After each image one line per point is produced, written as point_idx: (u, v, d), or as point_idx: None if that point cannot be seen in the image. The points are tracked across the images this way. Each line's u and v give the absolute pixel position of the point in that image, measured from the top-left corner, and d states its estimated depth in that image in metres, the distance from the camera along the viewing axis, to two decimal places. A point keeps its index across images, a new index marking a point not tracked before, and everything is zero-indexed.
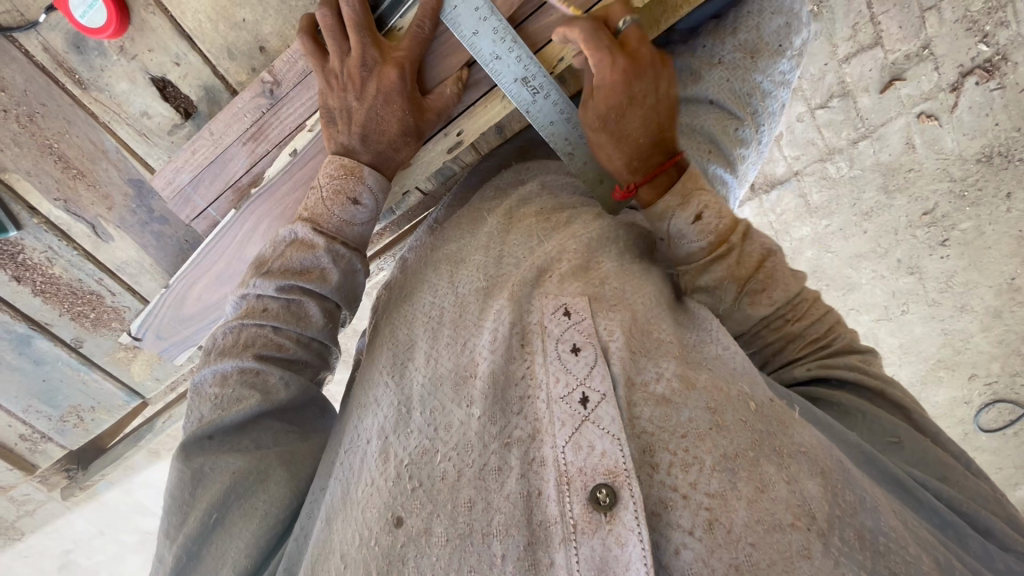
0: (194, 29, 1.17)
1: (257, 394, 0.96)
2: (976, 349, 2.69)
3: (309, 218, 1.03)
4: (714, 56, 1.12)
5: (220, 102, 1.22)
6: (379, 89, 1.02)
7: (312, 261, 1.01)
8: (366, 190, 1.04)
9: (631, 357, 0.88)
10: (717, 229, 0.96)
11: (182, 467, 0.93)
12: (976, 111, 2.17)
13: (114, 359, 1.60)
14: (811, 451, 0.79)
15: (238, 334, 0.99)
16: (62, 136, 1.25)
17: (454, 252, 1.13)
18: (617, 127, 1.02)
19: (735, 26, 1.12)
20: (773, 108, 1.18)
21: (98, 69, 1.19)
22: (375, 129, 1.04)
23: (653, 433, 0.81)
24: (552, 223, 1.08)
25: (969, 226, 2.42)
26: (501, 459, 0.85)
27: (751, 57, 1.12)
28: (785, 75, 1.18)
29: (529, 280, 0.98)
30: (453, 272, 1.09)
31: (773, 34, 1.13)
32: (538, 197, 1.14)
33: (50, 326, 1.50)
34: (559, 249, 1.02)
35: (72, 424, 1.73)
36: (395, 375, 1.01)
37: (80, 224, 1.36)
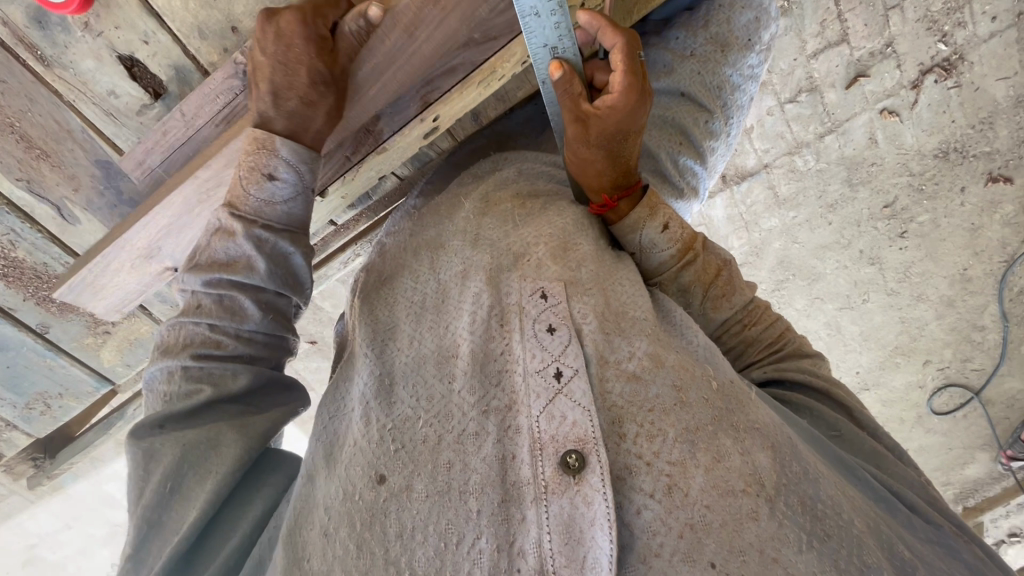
0: (163, 7, 1.08)
1: (205, 388, 0.97)
2: (931, 336, 2.82)
3: (229, 203, 0.98)
4: (686, 49, 1.13)
5: (191, 82, 1.15)
6: (276, 36, 0.94)
7: (237, 248, 0.97)
8: (281, 162, 0.97)
9: (605, 338, 0.92)
10: (682, 237, 1.03)
11: (134, 447, 0.97)
12: (935, 108, 2.28)
13: (81, 345, 1.53)
14: (764, 428, 0.85)
15: (179, 331, 1.00)
16: (20, 115, 1.16)
17: (436, 237, 1.14)
18: (613, 146, 0.97)
19: (706, 20, 1.14)
20: (742, 101, 1.16)
21: (62, 46, 1.09)
22: (282, 82, 0.95)
23: (622, 407, 0.86)
24: (532, 208, 1.10)
25: (925, 219, 2.53)
26: (479, 425, 0.89)
27: (721, 50, 1.13)
28: (754, 70, 1.16)
29: (506, 265, 1.01)
30: (433, 257, 1.11)
31: (743, 29, 1.14)
32: (514, 182, 1.16)
33: (12, 311, 1.41)
34: (536, 235, 1.03)
35: (39, 412, 1.63)
36: (374, 348, 1.03)
37: (44, 206, 1.27)
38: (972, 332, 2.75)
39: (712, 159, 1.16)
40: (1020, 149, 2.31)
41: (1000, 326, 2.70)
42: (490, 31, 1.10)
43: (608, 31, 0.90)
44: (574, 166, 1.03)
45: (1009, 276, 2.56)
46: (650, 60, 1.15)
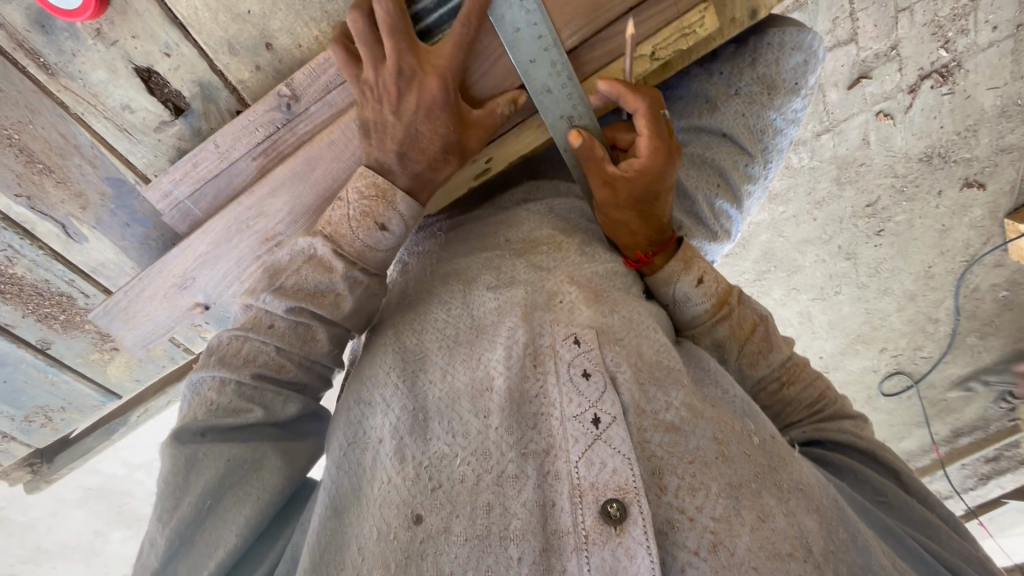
0: (188, 18, 0.90)
1: (258, 409, 0.88)
2: (890, 327, 2.93)
3: (329, 234, 0.83)
4: (731, 86, 1.12)
5: (218, 101, 0.97)
6: (419, 104, 0.82)
7: (326, 279, 0.85)
8: (396, 216, 0.82)
9: (641, 388, 0.95)
10: (716, 292, 1.08)
11: (172, 452, 0.84)
12: (927, 113, 2.32)
13: (87, 361, 1.23)
14: (806, 487, 0.93)
15: (241, 345, 0.88)
16: (20, 126, 0.93)
17: (469, 270, 1.12)
18: (647, 204, 1.02)
19: (754, 58, 1.12)
20: (780, 145, 1.18)
21: (70, 55, 0.90)
22: (414, 146, 0.84)
23: (661, 457, 0.90)
24: (569, 254, 1.11)
25: (902, 219, 2.60)
26: (518, 468, 0.89)
27: (767, 93, 1.12)
28: (796, 113, 1.17)
29: (541, 303, 1.03)
30: (466, 289, 1.09)
31: (791, 71, 1.13)
32: (546, 219, 1.17)
33: (11, 327, 1.14)
34: (571, 278, 1.07)
35: (38, 425, 1.30)
36: (405, 379, 0.99)
37: (46, 224, 1.03)
38: (928, 323, 2.87)
39: (747, 203, 1.17)
40: (1000, 157, 2.37)
41: (954, 319, 2.79)
42: None
43: (629, 95, 0.93)
44: (610, 224, 1.06)
45: (967, 275, 2.66)
46: (691, 94, 1.14)
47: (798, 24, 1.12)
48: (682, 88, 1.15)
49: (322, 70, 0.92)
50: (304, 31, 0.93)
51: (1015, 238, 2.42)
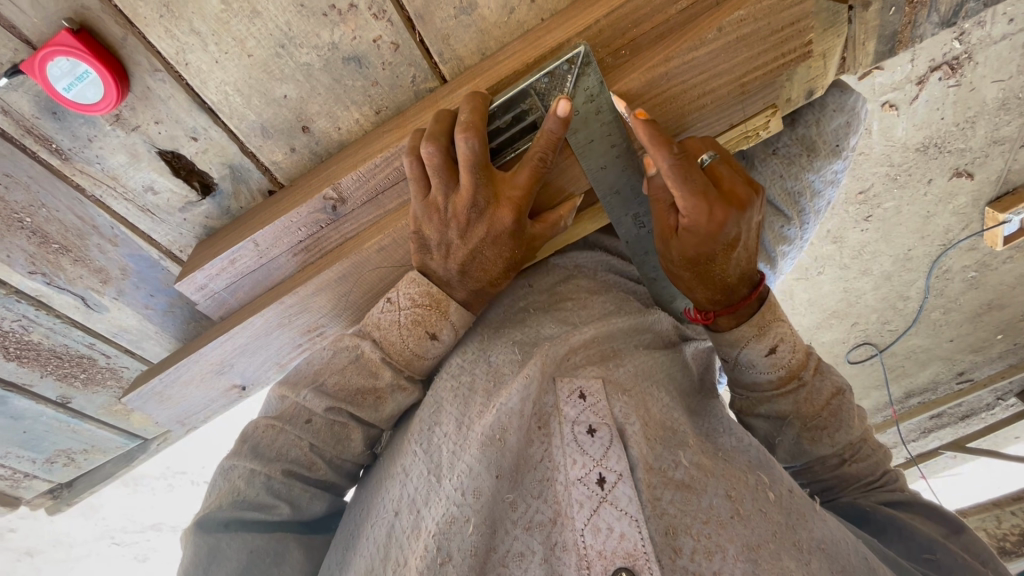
0: (220, 103, 0.84)
1: (284, 505, 0.89)
2: (863, 302, 2.44)
3: (377, 339, 0.88)
4: (770, 146, 1.11)
5: (249, 181, 0.94)
6: (488, 233, 0.81)
7: (370, 382, 0.89)
8: (449, 325, 0.87)
9: (650, 444, 0.96)
10: (788, 364, 1.05)
11: (197, 542, 0.85)
12: (931, 105, 1.84)
13: (110, 412, 1.23)
14: (828, 547, 0.93)
15: (275, 437, 0.91)
16: (31, 210, 0.90)
17: (501, 320, 1.11)
18: (704, 269, 0.93)
19: (794, 119, 1.11)
20: (818, 206, 1.17)
21: (85, 140, 0.85)
22: (477, 268, 0.85)
23: (674, 515, 0.90)
24: (592, 310, 1.09)
25: (891, 205, 2.12)
26: (524, 545, 0.89)
27: (807, 154, 1.11)
28: (836, 174, 1.15)
29: (555, 357, 1.01)
30: (486, 342, 1.08)
31: (833, 133, 1.11)
32: (573, 278, 1.15)
33: (30, 386, 1.11)
34: (595, 340, 1.05)
35: (61, 463, 1.31)
36: (422, 443, 1.00)
37: (65, 296, 1.01)
38: (899, 300, 2.40)
39: (781, 264, 1.18)
40: (990, 148, 1.93)
41: (923, 297, 2.37)
42: None
43: (652, 151, 0.80)
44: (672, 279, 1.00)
45: (943, 258, 2.24)
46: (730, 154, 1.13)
47: (843, 86, 1.10)
48: None
49: (368, 173, 0.85)
50: (346, 113, 0.89)
51: (994, 226, 2.06)
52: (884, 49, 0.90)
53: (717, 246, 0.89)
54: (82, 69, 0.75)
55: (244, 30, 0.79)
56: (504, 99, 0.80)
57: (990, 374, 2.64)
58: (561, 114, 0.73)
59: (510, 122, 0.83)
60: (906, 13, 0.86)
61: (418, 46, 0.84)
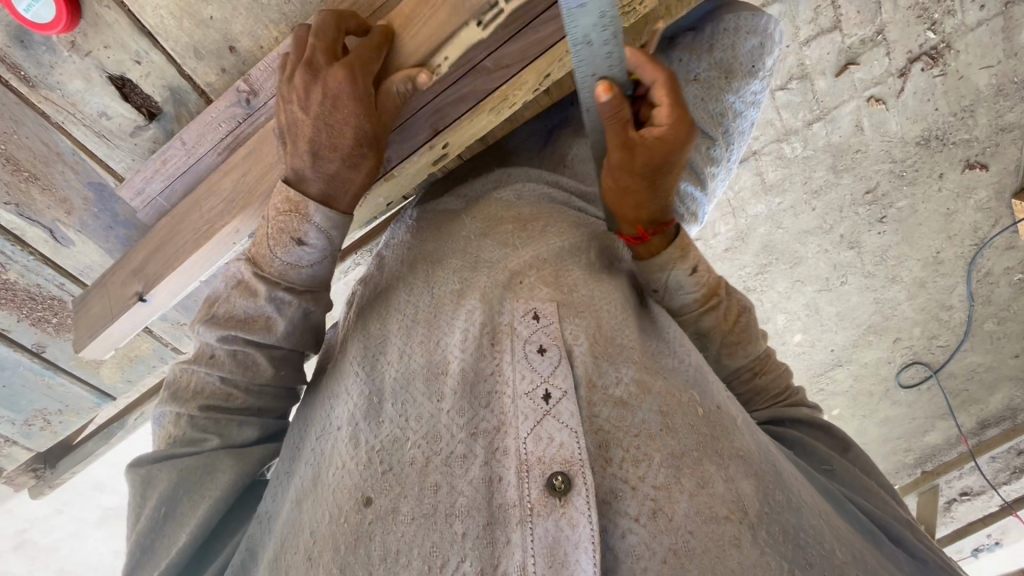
0: (156, 26, 0.86)
1: (212, 437, 0.93)
2: (902, 315, 2.70)
3: (252, 259, 0.89)
4: (690, 72, 1.14)
5: (188, 105, 0.93)
6: (325, 95, 0.82)
7: (254, 305, 0.89)
8: (314, 228, 0.86)
9: (594, 361, 0.91)
10: (707, 281, 1.04)
11: (134, 475, 0.93)
12: (920, 96, 2.23)
13: (80, 364, 1.28)
14: (746, 454, 0.88)
15: (191, 378, 0.94)
16: (5, 137, 0.93)
17: (446, 251, 1.10)
18: (654, 180, 0.93)
19: (711, 43, 1.15)
20: (741, 127, 1.21)
21: (47, 67, 0.87)
22: (326, 140, 0.83)
23: (609, 431, 0.84)
24: (533, 233, 1.09)
25: (905, 204, 2.46)
26: (467, 447, 0.85)
27: (725, 77, 1.15)
28: (755, 96, 1.21)
29: (501, 282, 0.99)
30: (429, 272, 1.08)
31: (747, 54, 1.17)
32: (516, 205, 1.15)
33: (5, 331, 1.18)
34: (536, 259, 1.04)
35: (38, 428, 1.36)
36: (366, 367, 0.98)
37: (35, 229, 1.04)
38: (941, 311, 2.66)
39: (712, 185, 1.21)
40: (999, 136, 2.28)
41: (969, 306, 2.62)
42: (501, 60, 1.00)
43: (646, 66, 0.83)
44: (609, 194, 0.97)
45: (978, 259, 2.51)
46: None
47: (752, 9, 1.16)
48: None
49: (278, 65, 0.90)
50: (267, 34, 0.90)
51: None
52: None
53: (667, 160, 0.90)
54: None
55: None
56: None
57: None
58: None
59: None
60: None
61: None
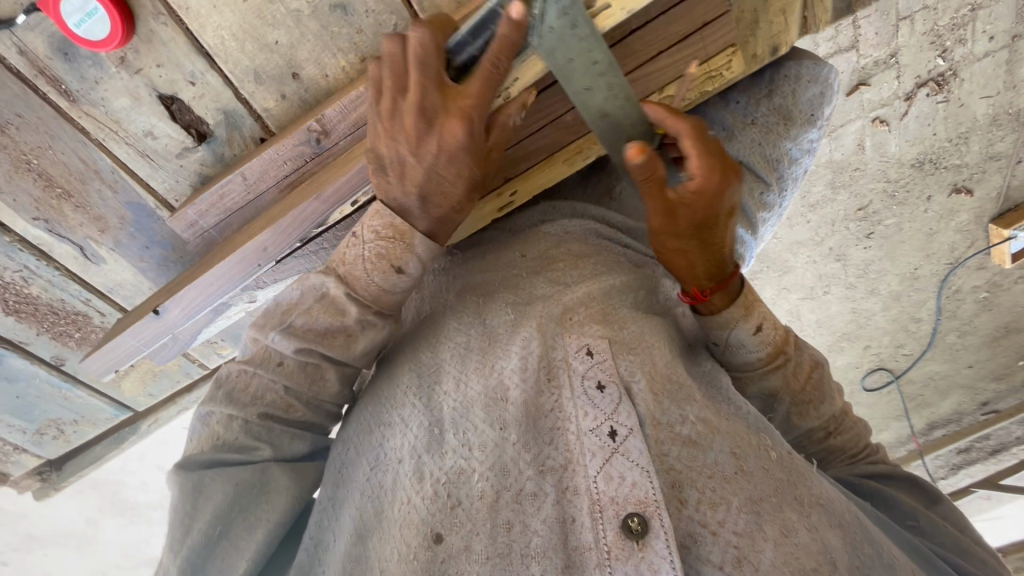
0: (216, 47, 0.84)
1: (265, 447, 0.81)
2: (874, 325, 2.40)
3: (340, 269, 0.74)
4: (748, 115, 1.15)
5: (243, 128, 0.91)
6: (441, 145, 0.67)
7: (337, 321, 0.75)
8: (416, 260, 0.72)
9: (654, 399, 0.89)
10: (773, 339, 0.96)
11: (178, 479, 0.80)
12: (920, 120, 1.88)
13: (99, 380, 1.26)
14: (827, 503, 0.87)
15: (250, 381, 0.81)
16: (39, 152, 0.92)
17: (494, 284, 1.07)
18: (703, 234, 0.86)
19: (771, 89, 1.15)
20: (796, 173, 1.22)
21: (92, 82, 0.85)
22: (436, 191, 0.71)
23: (681, 470, 0.84)
24: (583, 270, 1.06)
25: (892, 222, 2.11)
26: (536, 485, 0.83)
27: (784, 122, 1.15)
28: (811, 143, 1.21)
29: (554, 316, 0.97)
30: (480, 303, 1.04)
31: (807, 103, 1.16)
32: (563, 243, 1.12)
33: (26, 344, 1.16)
34: (587, 296, 1.01)
35: (51, 436, 1.36)
36: (421, 395, 0.94)
37: (65, 246, 1.03)
38: (912, 322, 2.36)
39: (762, 230, 1.21)
40: (988, 163, 1.95)
41: (936, 320, 2.32)
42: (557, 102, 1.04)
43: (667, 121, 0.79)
44: (663, 257, 0.89)
45: (954, 276, 2.20)
46: (711, 121, 1.16)
47: (814, 58, 1.15)
48: (704, 115, 1.17)
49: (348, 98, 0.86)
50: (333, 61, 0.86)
51: (998, 242, 2.05)
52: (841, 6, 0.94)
53: (710, 212, 0.84)
54: (93, 6, 0.75)
55: None
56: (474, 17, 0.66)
57: (1015, 406, 2.52)
58: (515, 17, 0.63)
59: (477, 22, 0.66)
60: None
61: None
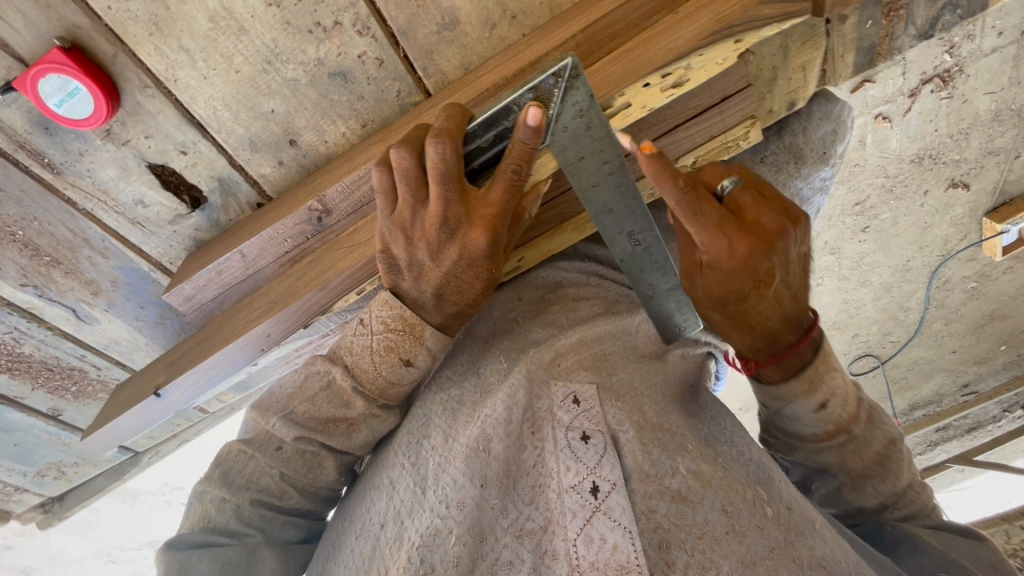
0: (208, 117, 0.84)
1: (256, 533, 0.79)
2: (864, 314, 2.02)
3: (347, 364, 0.76)
4: (757, 155, 1.08)
5: (238, 194, 0.93)
6: (461, 257, 0.67)
7: (341, 411, 0.76)
8: (425, 351, 0.73)
9: (644, 450, 0.76)
10: (811, 379, 0.80)
11: (162, 559, 0.74)
12: (925, 117, 1.56)
13: None
14: (830, 564, 0.72)
15: (247, 462, 0.79)
16: (24, 223, 0.90)
17: (488, 330, 0.92)
18: (739, 310, 0.76)
19: (780, 129, 1.09)
20: (807, 213, 1.14)
21: (76, 154, 0.85)
22: (453, 289, 0.70)
23: (668, 529, 0.70)
24: (579, 314, 0.90)
25: (888, 216, 1.76)
26: (513, 552, 0.70)
27: (795, 162, 1.08)
28: (824, 181, 1.13)
29: (543, 361, 0.83)
30: (475, 354, 0.90)
31: (819, 141, 1.08)
32: (561, 288, 0.96)
33: (20, 398, 1.13)
34: (584, 343, 0.86)
35: (51, 477, 1.35)
36: (410, 455, 0.82)
37: (56, 308, 1.01)
38: (901, 311, 2.00)
39: None
40: (986, 158, 1.63)
41: (924, 308, 1.97)
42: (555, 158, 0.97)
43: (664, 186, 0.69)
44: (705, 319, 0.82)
45: (943, 269, 1.87)
46: None
47: (827, 95, 1.10)
48: None
49: (354, 182, 0.81)
50: (332, 127, 0.89)
51: (993, 236, 1.73)
52: (863, 61, 0.91)
53: (742, 286, 0.74)
54: (74, 85, 0.75)
55: (232, 47, 0.79)
56: (488, 113, 0.63)
57: (995, 387, 2.19)
58: (533, 123, 0.60)
59: (492, 140, 0.65)
60: (883, 25, 0.86)
61: (402, 61, 0.84)
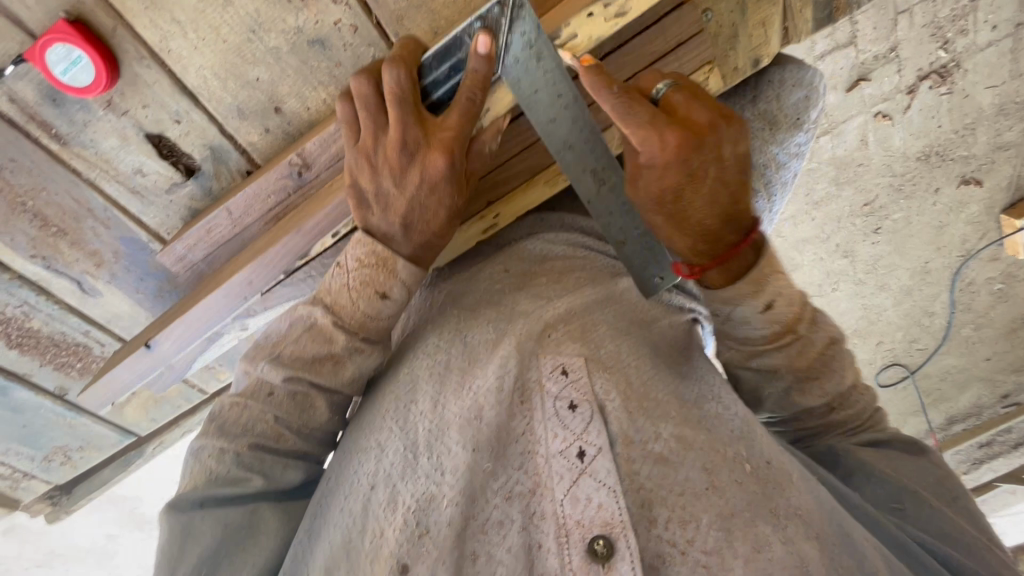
0: (199, 87, 0.94)
1: (257, 477, 0.80)
2: (887, 320, 1.98)
3: (330, 307, 0.78)
4: None
5: (228, 162, 1.01)
6: (422, 180, 0.75)
7: (325, 348, 0.78)
8: (399, 283, 0.77)
9: (629, 416, 0.74)
10: (785, 319, 0.81)
11: (166, 517, 0.75)
12: (925, 113, 1.56)
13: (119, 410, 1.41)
14: (807, 515, 0.70)
15: (241, 413, 0.80)
16: (33, 194, 1.00)
17: (470, 300, 0.89)
18: (674, 208, 0.78)
19: (755, 95, 1.09)
20: (785, 178, 1.14)
21: (81, 125, 0.94)
22: (418, 219, 0.76)
23: (652, 489, 0.70)
24: (567, 283, 0.87)
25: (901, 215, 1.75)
26: (503, 513, 0.70)
27: (770, 129, 1.09)
28: (800, 147, 1.14)
29: (532, 332, 0.80)
30: (460, 320, 0.86)
31: (792, 106, 1.10)
32: (549, 256, 0.93)
33: (29, 375, 1.25)
34: (570, 310, 0.83)
35: (57, 463, 1.47)
36: (398, 419, 0.78)
37: (61, 280, 1.11)
38: (926, 316, 1.94)
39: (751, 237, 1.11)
40: (997, 154, 1.61)
41: (949, 312, 1.91)
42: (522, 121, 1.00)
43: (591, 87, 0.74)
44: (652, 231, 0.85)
45: (965, 271, 1.82)
46: None
47: (799, 63, 1.10)
48: None
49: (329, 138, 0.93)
50: (313, 94, 0.96)
51: (1012, 233, 1.68)
52: (821, 15, 0.95)
53: (679, 180, 0.76)
54: (77, 54, 0.84)
55: (220, 18, 0.88)
56: (439, 48, 0.76)
57: None
58: (484, 51, 0.73)
59: (448, 72, 0.77)
60: None
61: (376, 27, 0.91)
